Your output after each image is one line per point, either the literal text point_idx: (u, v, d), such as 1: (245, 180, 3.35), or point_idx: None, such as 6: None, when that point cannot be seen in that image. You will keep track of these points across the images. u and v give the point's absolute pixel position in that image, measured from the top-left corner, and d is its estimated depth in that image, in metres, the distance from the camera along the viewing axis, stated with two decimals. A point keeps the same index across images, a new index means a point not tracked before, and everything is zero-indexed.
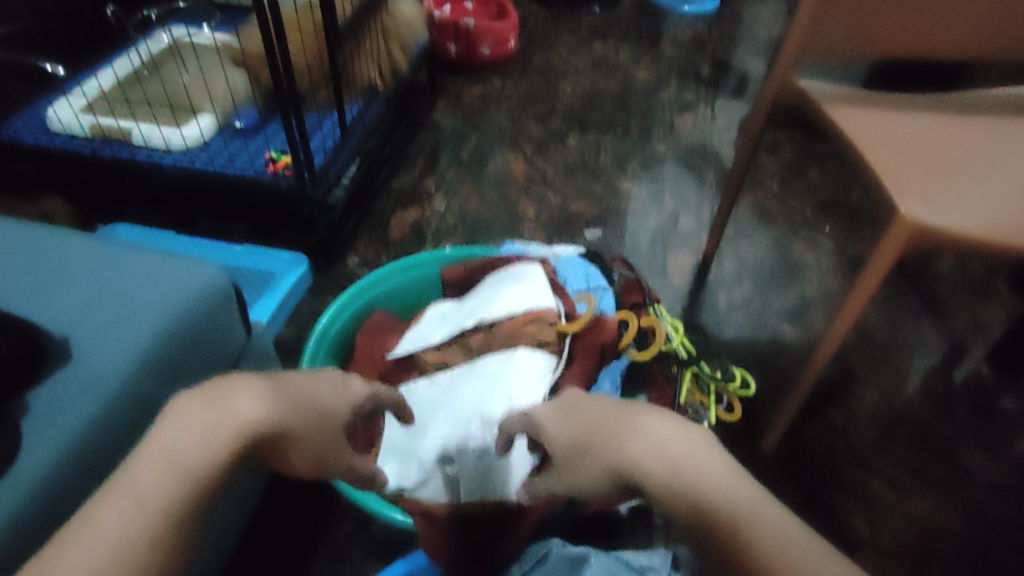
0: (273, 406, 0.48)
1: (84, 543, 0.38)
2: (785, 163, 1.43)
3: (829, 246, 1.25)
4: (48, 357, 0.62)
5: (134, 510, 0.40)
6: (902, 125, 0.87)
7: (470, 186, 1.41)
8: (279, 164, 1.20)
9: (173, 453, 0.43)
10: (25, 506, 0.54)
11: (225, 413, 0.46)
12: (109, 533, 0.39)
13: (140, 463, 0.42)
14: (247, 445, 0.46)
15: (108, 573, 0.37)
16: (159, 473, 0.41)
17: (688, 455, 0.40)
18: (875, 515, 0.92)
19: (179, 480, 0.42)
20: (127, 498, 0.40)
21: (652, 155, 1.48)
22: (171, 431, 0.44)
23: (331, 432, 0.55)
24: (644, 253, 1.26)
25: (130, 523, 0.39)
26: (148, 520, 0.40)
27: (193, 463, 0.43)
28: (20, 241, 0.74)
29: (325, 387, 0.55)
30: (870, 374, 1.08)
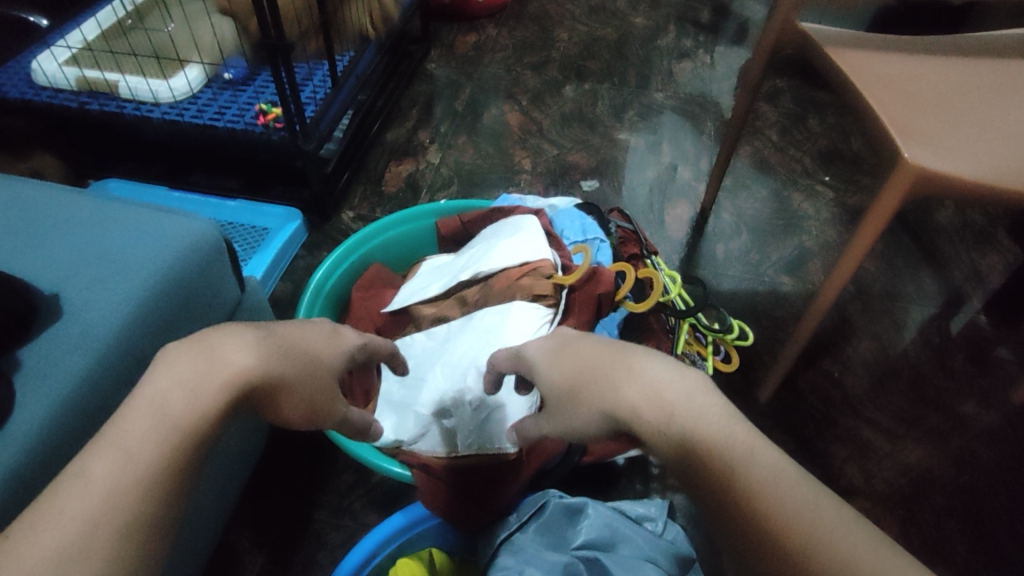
0: (268, 353, 0.44)
1: (74, 500, 0.34)
2: (785, 111, 1.41)
3: (828, 196, 1.24)
4: (40, 313, 0.62)
5: (126, 464, 0.36)
6: (908, 69, 0.85)
7: (465, 138, 1.39)
8: (270, 116, 1.17)
9: (165, 402, 0.39)
10: (23, 460, 0.55)
11: (216, 360, 0.41)
12: (102, 488, 0.35)
13: (128, 415, 0.38)
14: (243, 395, 0.42)
15: (101, 530, 0.34)
16: (150, 426, 0.37)
17: (683, 399, 0.40)
18: (869, 463, 0.93)
19: (173, 432, 0.38)
20: (115, 453, 0.36)
21: (650, 105, 1.45)
22: (160, 380, 0.40)
23: (326, 381, 0.52)
24: (642, 205, 1.25)
25: (122, 477, 0.35)
26: (141, 474, 0.36)
27: (187, 414, 0.39)
28: (7, 196, 0.73)
29: (314, 335, 0.52)
30: (867, 325, 1.09)
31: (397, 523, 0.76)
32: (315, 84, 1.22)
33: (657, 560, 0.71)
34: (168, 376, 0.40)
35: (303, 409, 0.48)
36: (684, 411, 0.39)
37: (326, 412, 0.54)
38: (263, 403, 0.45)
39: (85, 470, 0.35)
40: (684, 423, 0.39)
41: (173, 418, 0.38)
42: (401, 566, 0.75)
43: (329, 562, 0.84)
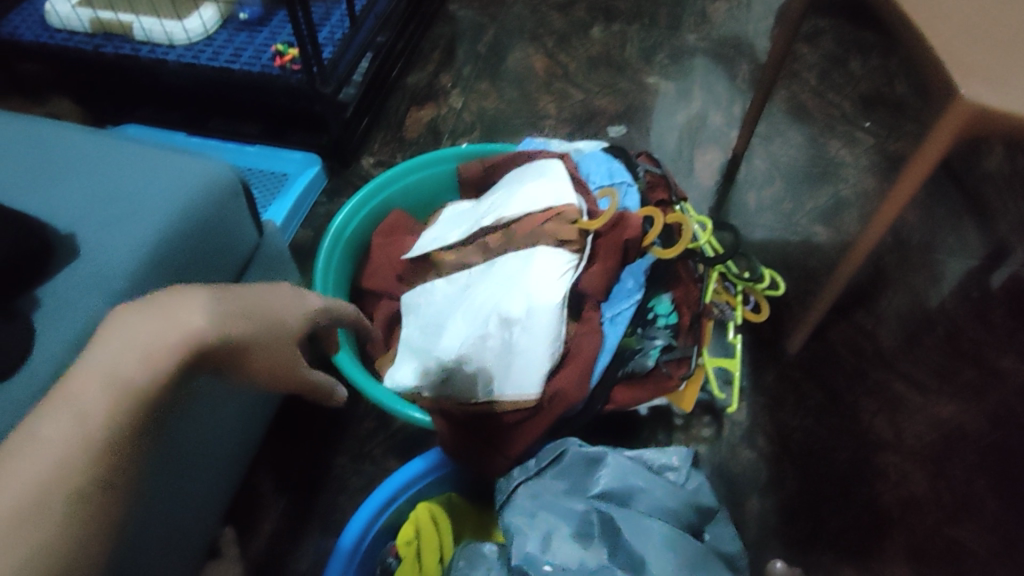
0: (225, 314, 0.42)
1: (26, 461, 0.36)
2: (826, 53, 1.33)
3: (868, 143, 1.18)
4: (54, 256, 0.61)
5: (82, 424, 0.38)
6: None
7: (487, 82, 1.34)
8: (286, 57, 1.13)
9: (115, 364, 0.39)
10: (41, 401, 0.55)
11: (168, 319, 0.41)
12: (57, 448, 0.37)
13: (82, 377, 0.39)
14: (198, 357, 0.41)
15: (50, 489, 0.36)
16: (101, 388, 0.39)
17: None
18: (899, 418, 0.91)
19: (127, 395, 0.39)
20: (69, 413, 0.38)
21: (681, 47, 1.39)
22: (113, 342, 0.40)
23: (292, 344, 0.48)
24: (671, 152, 1.20)
25: (74, 438, 0.37)
26: (93, 438, 0.38)
27: (138, 375, 0.39)
28: (21, 135, 0.72)
29: (275, 296, 0.48)
30: (903, 277, 1.04)
31: (417, 467, 0.76)
32: (334, 24, 1.19)
33: (675, 512, 0.70)
34: (121, 338, 0.40)
35: (269, 369, 0.46)
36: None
37: (302, 374, 0.49)
38: (226, 363, 0.44)
39: (39, 433, 0.37)
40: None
41: (124, 381, 0.39)
42: (421, 508, 0.77)
43: (351, 505, 0.85)
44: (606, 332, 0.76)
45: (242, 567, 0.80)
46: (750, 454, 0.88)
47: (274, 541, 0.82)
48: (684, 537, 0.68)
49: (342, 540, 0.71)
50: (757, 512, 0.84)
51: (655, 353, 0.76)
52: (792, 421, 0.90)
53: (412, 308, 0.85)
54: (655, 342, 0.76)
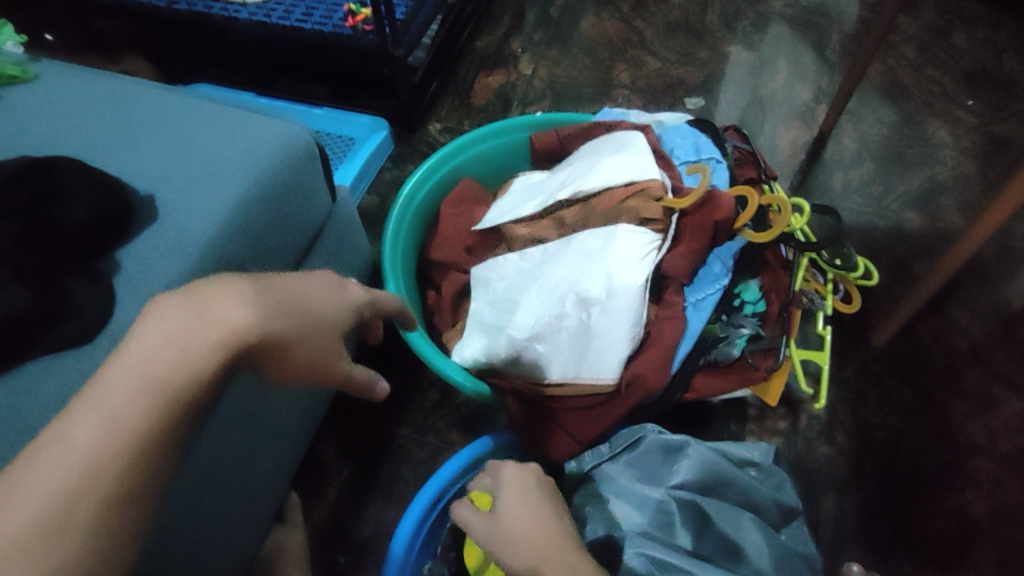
0: (263, 310, 0.41)
1: (56, 466, 0.35)
2: (927, 23, 1.23)
3: (972, 123, 1.09)
4: (135, 217, 0.61)
5: (113, 427, 0.37)
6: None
7: (558, 49, 1.29)
8: (359, 17, 1.10)
9: (147, 362, 0.38)
10: None
11: (200, 315, 0.40)
12: (87, 454, 0.36)
13: (116, 375, 0.38)
14: (236, 355, 0.40)
15: (79, 497, 0.35)
16: (136, 389, 0.38)
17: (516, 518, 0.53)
18: (993, 422, 0.85)
19: (160, 396, 0.38)
20: (102, 415, 0.37)
21: (765, 13, 1.30)
22: (147, 339, 0.39)
23: (332, 339, 0.46)
24: (752, 127, 1.14)
25: (105, 444, 0.36)
26: (126, 441, 0.37)
27: (172, 374, 0.38)
28: (103, 93, 0.71)
29: (314, 291, 0.47)
30: (1005, 272, 0.97)
31: (482, 447, 0.74)
32: None
33: (761, 509, 0.68)
34: (155, 335, 0.39)
35: (308, 367, 0.44)
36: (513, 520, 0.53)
37: (343, 369, 0.48)
38: (263, 361, 0.42)
39: (70, 437, 0.36)
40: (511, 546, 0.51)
41: (157, 381, 0.38)
42: None
43: (414, 477, 0.85)
44: (688, 316, 0.73)
45: (308, 531, 0.81)
46: (828, 451, 0.83)
47: (338, 506, 0.83)
48: (768, 531, 0.66)
49: (394, 550, 0.70)
50: (834, 511, 0.80)
51: (741, 342, 0.73)
52: (873, 419, 0.85)
53: (483, 281, 0.83)
54: (741, 331, 0.73)
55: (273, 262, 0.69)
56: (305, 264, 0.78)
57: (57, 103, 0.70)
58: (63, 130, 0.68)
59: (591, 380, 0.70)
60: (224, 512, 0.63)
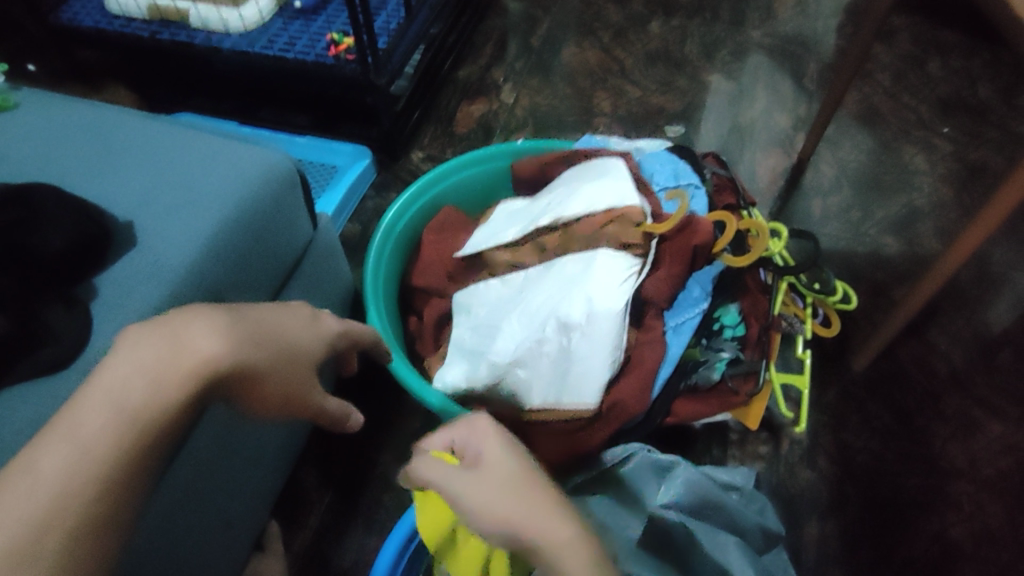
0: (240, 339, 0.41)
1: (20, 499, 0.34)
2: (901, 53, 1.27)
3: (946, 150, 1.12)
4: (113, 243, 0.60)
5: (82, 456, 0.36)
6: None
7: (541, 78, 1.31)
8: (342, 47, 1.12)
9: (120, 391, 0.38)
10: None
11: (176, 344, 0.40)
12: (54, 485, 0.35)
13: (86, 405, 0.37)
14: (210, 384, 0.39)
15: (45, 530, 0.34)
16: (107, 419, 0.37)
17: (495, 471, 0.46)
18: (973, 445, 0.85)
19: (133, 425, 0.37)
20: (70, 445, 0.36)
21: (744, 43, 1.33)
22: (120, 368, 0.39)
23: (307, 371, 0.46)
24: (732, 154, 1.15)
25: (73, 474, 0.35)
26: (97, 470, 0.36)
27: (144, 404, 0.38)
28: (83, 121, 0.71)
29: (290, 322, 0.47)
30: (981, 296, 0.98)
31: None
32: (389, 13, 1.17)
33: (746, 534, 0.68)
34: (128, 363, 0.39)
35: (283, 397, 0.44)
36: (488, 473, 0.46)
37: (316, 401, 0.48)
38: (236, 392, 0.42)
39: (36, 467, 0.35)
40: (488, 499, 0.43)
41: (130, 409, 0.37)
42: None
43: (395, 506, 0.83)
44: (670, 341, 0.72)
45: (285, 563, 0.79)
46: (810, 475, 0.83)
47: (318, 536, 0.81)
48: (752, 556, 0.65)
49: None
50: (818, 536, 0.80)
51: (720, 366, 0.73)
52: (855, 443, 0.85)
53: (464, 307, 0.82)
54: (721, 354, 0.73)
55: (252, 289, 0.69)
56: (285, 291, 0.77)
57: (35, 131, 0.70)
58: (41, 157, 0.67)
59: (570, 404, 0.70)
60: (199, 544, 0.62)
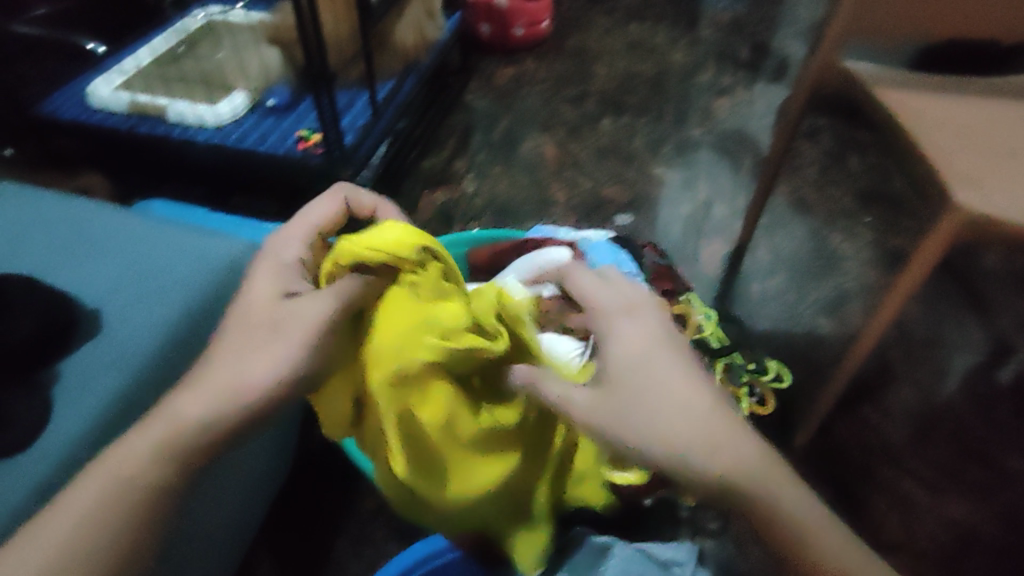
0: (204, 400, 0.49)
1: (39, 539, 0.46)
2: (824, 150, 1.39)
3: (869, 237, 1.21)
4: (77, 330, 0.63)
5: (76, 516, 0.47)
6: (928, 117, 0.82)
7: (500, 168, 1.39)
8: (310, 142, 1.20)
9: (135, 453, 0.48)
10: (58, 472, 0.55)
11: (174, 419, 0.49)
12: (59, 530, 0.46)
13: (91, 477, 0.48)
14: (194, 429, 0.48)
15: (70, 542, 0.46)
16: (100, 487, 0.48)
17: (695, 408, 0.50)
18: (910, 517, 0.89)
19: (118, 485, 0.48)
20: (71, 505, 0.47)
21: (687, 140, 1.45)
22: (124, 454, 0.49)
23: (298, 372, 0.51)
24: (677, 242, 1.23)
25: (95, 503, 0.47)
26: (106, 509, 0.47)
27: (133, 476, 0.48)
28: (56, 212, 0.75)
29: (244, 354, 0.50)
30: (908, 371, 1.06)
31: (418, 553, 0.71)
32: (356, 111, 1.25)
33: None
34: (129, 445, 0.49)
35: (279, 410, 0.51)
36: (648, 381, 0.51)
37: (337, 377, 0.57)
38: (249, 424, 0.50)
39: (71, 502, 0.47)
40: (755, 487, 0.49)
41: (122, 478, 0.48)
42: None
43: None
44: None
45: None
46: None
47: None
48: None
49: None
50: None
51: None
52: None
53: None
54: None
55: None
56: None
57: (5, 222, 0.73)
58: (13, 248, 0.70)
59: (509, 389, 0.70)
60: None
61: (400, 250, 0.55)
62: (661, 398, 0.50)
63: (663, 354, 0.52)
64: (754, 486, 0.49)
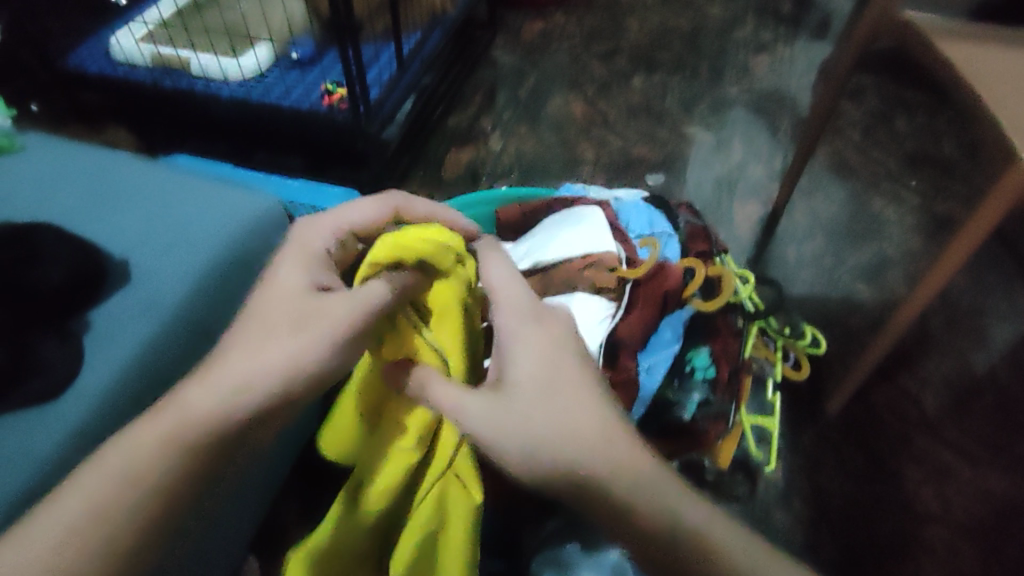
0: (218, 398, 0.48)
1: (46, 533, 0.44)
2: (869, 111, 1.33)
3: (913, 202, 1.16)
4: (108, 278, 0.62)
5: (85, 511, 0.45)
6: (995, 70, 0.76)
7: (528, 127, 1.36)
8: (335, 96, 1.16)
9: (140, 447, 0.47)
10: (93, 416, 0.55)
11: (183, 408, 0.48)
12: (64, 526, 0.44)
13: (96, 470, 0.46)
14: (207, 429, 0.47)
15: (80, 536, 0.44)
16: (104, 483, 0.46)
17: (587, 432, 0.47)
18: (947, 488, 0.87)
19: (127, 483, 0.46)
20: (78, 498, 0.45)
21: (722, 98, 1.39)
22: (130, 446, 0.47)
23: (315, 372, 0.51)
24: (711, 203, 1.19)
25: (104, 499, 0.45)
26: (117, 506, 0.45)
27: (143, 473, 0.46)
28: (83, 161, 0.74)
29: (263, 350, 0.49)
30: (950, 341, 1.02)
31: None
32: (382, 65, 1.21)
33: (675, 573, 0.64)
34: (135, 439, 0.47)
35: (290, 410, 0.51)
36: (543, 401, 0.48)
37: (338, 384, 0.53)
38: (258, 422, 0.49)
39: (77, 494, 0.45)
40: (646, 519, 0.45)
41: (130, 473, 0.46)
42: None
43: None
44: (643, 383, 0.71)
45: None
46: (785, 516, 0.85)
47: None
48: None
49: None
50: None
51: (691, 406, 0.72)
52: (831, 485, 0.87)
53: None
54: (692, 396, 0.72)
55: None
56: None
57: (30, 170, 0.72)
58: (40, 196, 0.69)
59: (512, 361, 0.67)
60: None
61: (442, 245, 0.57)
62: (556, 420, 0.47)
63: (559, 360, 0.50)
64: (642, 499, 0.45)
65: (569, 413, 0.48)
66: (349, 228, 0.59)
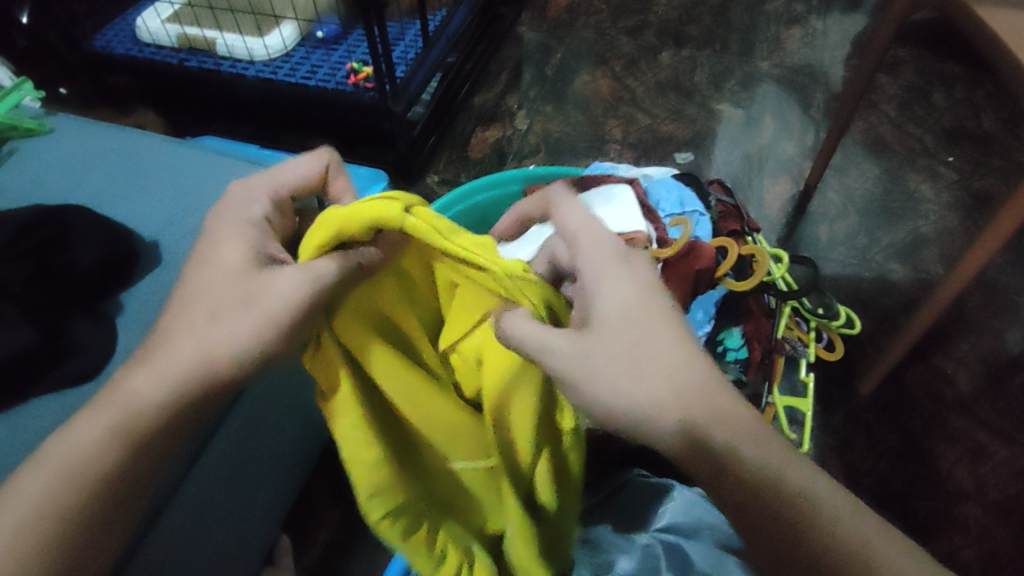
0: (161, 387, 0.46)
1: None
2: (905, 84, 1.29)
3: (951, 178, 1.13)
4: (138, 261, 0.63)
5: (32, 506, 0.43)
6: None
7: (554, 105, 1.34)
8: (361, 75, 1.15)
9: (86, 439, 0.45)
10: None
11: (125, 397, 0.46)
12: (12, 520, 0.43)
13: (42, 463, 0.45)
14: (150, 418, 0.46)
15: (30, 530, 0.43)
16: (48, 478, 0.44)
17: (694, 391, 0.43)
18: (982, 470, 0.86)
19: (73, 477, 0.44)
20: (24, 493, 0.44)
21: (753, 74, 1.36)
22: (77, 438, 0.45)
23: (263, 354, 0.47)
24: (741, 181, 1.17)
25: (50, 493, 0.44)
26: (64, 499, 0.44)
27: (88, 466, 0.44)
28: (112, 144, 0.74)
29: (206, 335, 0.46)
30: (988, 320, 1.00)
31: None
32: (407, 43, 1.21)
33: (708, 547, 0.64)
34: (81, 430, 0.45)
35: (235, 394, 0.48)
36: (637, 340, 0.43)
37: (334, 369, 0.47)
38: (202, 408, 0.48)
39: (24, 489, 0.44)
40: (761, 470, 0.42)
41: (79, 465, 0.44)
42: None
43: None
44: None
45: None
46: None
47: (328, 552, 0.81)
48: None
49: None
50: None
51: None
52: (863, 465, 0.87)
53: None
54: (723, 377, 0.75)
55: None
56: None
57: (62, 153, 0.73)
58: (71, 179, 0.70)
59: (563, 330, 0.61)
60: (215, 553, 0.62)
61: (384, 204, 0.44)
62: (659, 373, 0.43)
63: (654, 305, 0.45)
64: (763, 466, 0.42)
65: (669, 365, 0.43)
66: (284, 190, 0.51)
